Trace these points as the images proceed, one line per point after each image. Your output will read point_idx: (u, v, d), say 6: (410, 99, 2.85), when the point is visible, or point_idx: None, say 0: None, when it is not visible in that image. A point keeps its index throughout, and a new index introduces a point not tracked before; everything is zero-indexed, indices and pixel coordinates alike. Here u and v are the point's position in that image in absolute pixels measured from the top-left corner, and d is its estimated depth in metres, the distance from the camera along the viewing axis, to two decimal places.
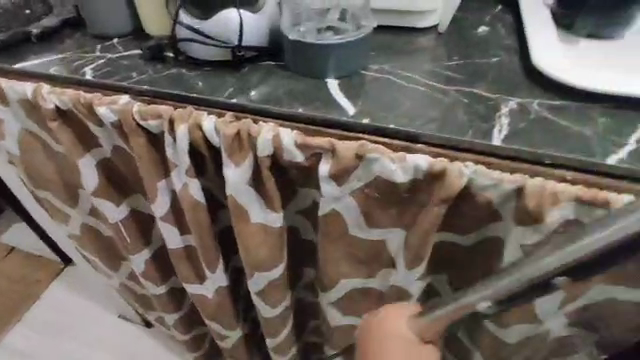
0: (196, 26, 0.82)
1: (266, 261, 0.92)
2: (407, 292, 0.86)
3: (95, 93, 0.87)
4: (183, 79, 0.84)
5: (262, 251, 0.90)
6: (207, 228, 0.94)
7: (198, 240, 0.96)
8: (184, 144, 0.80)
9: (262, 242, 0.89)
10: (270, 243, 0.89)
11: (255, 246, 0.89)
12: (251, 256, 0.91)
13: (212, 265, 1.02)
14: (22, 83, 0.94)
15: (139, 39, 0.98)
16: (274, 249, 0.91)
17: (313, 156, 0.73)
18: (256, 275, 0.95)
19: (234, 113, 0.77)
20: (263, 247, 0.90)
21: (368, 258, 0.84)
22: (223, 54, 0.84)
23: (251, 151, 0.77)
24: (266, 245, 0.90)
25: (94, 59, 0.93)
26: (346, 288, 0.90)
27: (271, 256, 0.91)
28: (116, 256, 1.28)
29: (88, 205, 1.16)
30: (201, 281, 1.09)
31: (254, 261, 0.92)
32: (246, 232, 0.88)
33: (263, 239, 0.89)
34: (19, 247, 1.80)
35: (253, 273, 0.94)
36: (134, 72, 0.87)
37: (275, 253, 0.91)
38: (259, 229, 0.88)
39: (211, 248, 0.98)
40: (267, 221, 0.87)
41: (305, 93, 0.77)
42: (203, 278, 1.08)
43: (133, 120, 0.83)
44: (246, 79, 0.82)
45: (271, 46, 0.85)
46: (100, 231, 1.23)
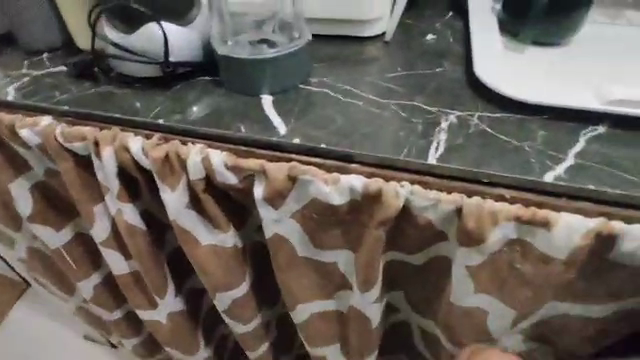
0: (119, 40, 0.78)
1: (225, 281, 0.83)
2: (366, 314, 0.79)
3: (16, 114, 0.81)
4: (112, 98, 0.79)
5: (221, 271, 0.82)
6: (149, 254, 0.87)
7: (143, 263, 0.88)
8: (112, 167, 0.76)
9: (220, 261, 0.81)
10: (227, 263, 0.81)
11: (211, 266, 0.81)
12: (211, 277, 0.82)
13: (160, 291, 0.92)
14: None
15: (69, 53, 0.92)
16: (233, 267, 0.82)
17: (247, 178, 0.69)
18: (220, 296, 0.85)
19: (162, 134, 0.73)
20: (221, 267, 0.82)
21: (321, 280, 0.79)
22: (152, 70, 0.79)
23: (183, 173, 0.73)
24: (223, 264, 0.82)
25: (19, 77, 0.87)
26: (309, 310, 0.82)
27: (232, 275, 0.83)
28: (65, 281, 1.19)
29: (28, 230, 1.08)
30: (154, 308, 0.97)
31: (210, 282, 0.83)
32: (199, 254, 0.80)
33: (220, 258, 0.81)
34: None
35: (217, 293, 0.85)
36: (58, 91, 0.81)
37: (234, 273, 0.83)
38: (213, 250, 0.80)
39: (156, 273, 0.90)
40: (217, 242, 0.80)
41: (237, 110, 0.73)
42: (154, 304, 0.96)
43: (56, 142, 0.78)
44: (179, 97, 0.78)
45: (205, 61, 0.81)
46: (43, 254, 1.13)
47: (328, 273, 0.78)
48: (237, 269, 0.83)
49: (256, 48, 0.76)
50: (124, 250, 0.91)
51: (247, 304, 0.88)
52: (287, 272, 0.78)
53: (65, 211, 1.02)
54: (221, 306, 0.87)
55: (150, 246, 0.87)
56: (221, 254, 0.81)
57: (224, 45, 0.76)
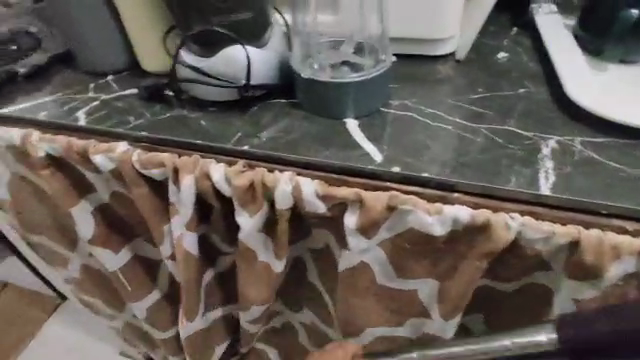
0: (195, 63, 0.75)
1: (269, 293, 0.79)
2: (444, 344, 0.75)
3: (89, 140, 0.80)
4: (187, 123, 0.76)
5: (260, 286, 0.78)
6: (194, 276, 0.83)
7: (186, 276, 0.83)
8: (189, 193, 0.73)
9: (262, 278, 0.77)
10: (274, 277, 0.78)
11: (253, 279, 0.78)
12: (248, 287, 0.79)
13: (190, 314, 0.87)
14: (9, 130, 0.86)
15: (135, 75, 0.91)
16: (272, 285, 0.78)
17: (336, 206, 0.66)
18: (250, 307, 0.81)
19: (246, 161, 0.70)
20: (261, 283, 0.78)
21: (400, 308, 0.74)
22: (230, 93, 0.76)
23: (266, 203, 0.70)
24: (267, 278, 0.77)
25: (87, 100, 0.85)
26: (374, 335, 0.77)
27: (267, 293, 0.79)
28: (114, 302, 1.15)
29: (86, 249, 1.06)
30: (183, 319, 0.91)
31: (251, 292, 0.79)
32: (251, 273, 0.77)
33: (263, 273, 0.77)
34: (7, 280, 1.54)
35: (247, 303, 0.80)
36: (131, 115, 0.79)
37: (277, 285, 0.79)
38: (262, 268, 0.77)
39: (195, 295, 0.86)
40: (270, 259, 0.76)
41: (323, 135, 0.71)
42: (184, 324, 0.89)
43: (133, 168, 0.76)
44: (258, 121, 0.76)
45: (283, 83, 0.79)
46: (98, 273, 1.11)
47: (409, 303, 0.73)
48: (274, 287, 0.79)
49: (339, 69, 0.75)
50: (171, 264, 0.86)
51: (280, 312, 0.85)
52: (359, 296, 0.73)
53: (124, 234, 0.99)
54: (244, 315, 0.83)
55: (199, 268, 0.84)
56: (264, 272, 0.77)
57: (307, 68, 0.74)
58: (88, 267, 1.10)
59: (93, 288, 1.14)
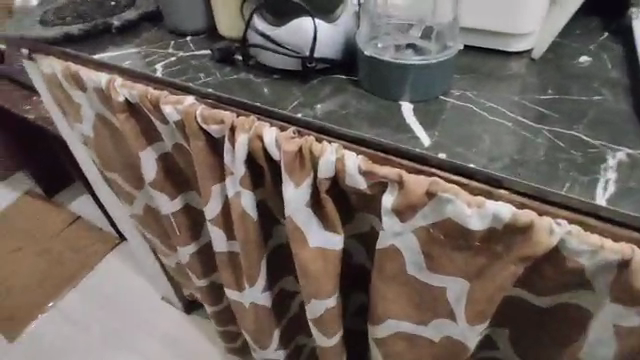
0: (267, 32, 0.78)
1: (322, 284, 0.84)
2: (464, 345, 0.78)
3: (163, 91, 0.86)
4: (250, 87, 0.80)
5: (322, 284, 0.84)
6: (254, 239, 0.89)
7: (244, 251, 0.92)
8: (243, 154, 0.76)
9: (317, 268, 0.82)
10: (328, 267, 0.82)
11: (312, 278, 0.83)
12: (310, 290, 0.85)
13: (251, 279, 0.98)
14: (99, 74, 0.96)
15: (212, 39, 0.98)
16: (329, 285, 0.84)
17: (377, 185, 0.67)
18: (312, 303, 0.88)
19: (297, 128, 0.73)
20: (323, 279, 0.83)
21: (424, 304, 0.78)
22: (293, 63, 0.79)
23: (312, 171, 0.72)
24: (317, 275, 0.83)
25: (166, 55, 0.93)
26: (396, 328, 0.82)
27: (327, 290, 0.85)
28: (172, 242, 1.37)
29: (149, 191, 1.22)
30: (239, 290, 1.07)
31: (307, 278, 0.83)
32: (301, 253, 0.80)
33: (322, 270, 0.82)
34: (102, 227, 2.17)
35: (310, 300, 0.88)
36: (202, 73, 0.85)
37: (331, 276, 0.84)
38: (317, 268, 0.82)
39: (254, 262, 0.94)
40: (324, 245, 0.80)
41: (376, 115, 0.72)
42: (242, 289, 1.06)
43: (195, 121, 0.81)
44: (315, 93, 0.78)
45: (345, 60, 0.80)
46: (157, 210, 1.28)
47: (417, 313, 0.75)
48: (331, 285, 0.85)
49: (402, 52, 0.74)
50: (229, 232, 0.97)
51: (333, 317, 0.91)
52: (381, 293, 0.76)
53: (183, 185, 1.09)
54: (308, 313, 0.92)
55: (258, 232, 0.89)
56: (328, 272, 0.82)
57: (371, 47, 0.75)
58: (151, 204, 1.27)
59: (157, 227, 1.34)
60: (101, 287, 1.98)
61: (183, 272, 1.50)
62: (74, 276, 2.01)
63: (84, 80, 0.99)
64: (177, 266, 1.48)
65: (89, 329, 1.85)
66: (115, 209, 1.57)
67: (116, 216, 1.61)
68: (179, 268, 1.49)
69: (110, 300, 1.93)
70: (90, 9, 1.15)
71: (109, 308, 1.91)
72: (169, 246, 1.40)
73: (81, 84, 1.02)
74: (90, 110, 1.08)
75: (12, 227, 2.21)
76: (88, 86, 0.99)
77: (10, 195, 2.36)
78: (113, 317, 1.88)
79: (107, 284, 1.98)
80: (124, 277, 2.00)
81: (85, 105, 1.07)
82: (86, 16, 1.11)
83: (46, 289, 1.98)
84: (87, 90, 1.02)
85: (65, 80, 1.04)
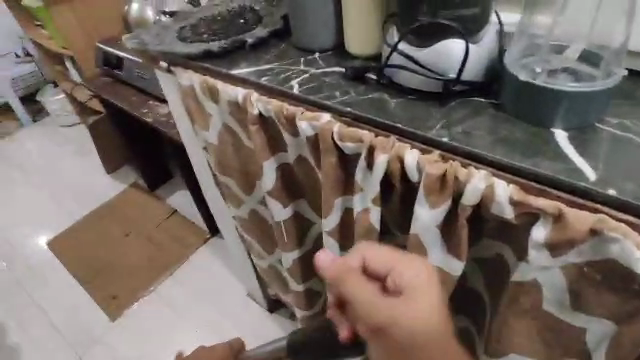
0: (411, 53, 0.79)
1: None
2: None
3: (298, 107, 0.91)
4: (384, 106, 0.82)
5: None
6: None
7: None
8: (379, 174, 0.78)
9: None
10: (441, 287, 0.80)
11: None
12: None
13: None
14: (236, 88, 1.04)
15: (339, 56, 1.02)
16: None
17: (525, 215, 0.65)
18: None
19: (440, 152, 0.73)
20: None
21: (556, 341, 0.75)
22: (434, 85, 0.79)
23: (451, 196, 0.71)
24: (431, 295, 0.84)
25: (299, 73, 0.98)
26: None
27: None
28: (273, 244, 1.45)
29: (261, 195, 1.30)
30: None
31: None
32: None
33: None
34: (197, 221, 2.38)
35: None
36: (337, 91, 0.89)
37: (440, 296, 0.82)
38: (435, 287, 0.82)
39: None
40: (446, 266, 0.79)
41: (525, 142, 0.69)
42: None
43: (330, 139, 0.84)
44: (455, 115, 0.77)
45: (485, 82, 0.79)
46: (264, 214, 1.36)
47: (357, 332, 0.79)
48: None
49: (558, 76, 0.71)
50: (343, 242, 1.00)
51: None
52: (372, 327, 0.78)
53: (296, 194, 1.14)
54: None
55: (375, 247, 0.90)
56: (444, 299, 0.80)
57: (523, 70, 0.72)
58: (259, 208, 1.36)
59: (260, 230, 1.42)
60: (195, 278, 2.14)
61: (277, 274, 1.57)
62: (174, 265, 2.20)
63: (221, 93, 1.08)
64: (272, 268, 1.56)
65: (185, 316, 2.01)
66: (220, 208, 1.69)
67: (220, 215, 1.73)
68: (273, 270, 1.57)
69: (201, 291, 2.08)
70: (222, 26, 1.26)
71: (199, 299, 2.06)
72: (269, 249, 1.48)
73: (216, 96, 1.11)
74: (219, 120, 1.17)
75: (123, 216, 2.48)
76: (224, 99, 1.08)
77: (122, 186, 2.65)
78: (203, 306, 2.03)
79: (200, 276, 2.14)
80: (215, 271, 2.15)
81: (216, 114, 1.16)
82: (220, 34, 1.21)
83: (149, 274, 2.19)
84: (221, 102, 1.10)
85: (202, 92, 1.14)
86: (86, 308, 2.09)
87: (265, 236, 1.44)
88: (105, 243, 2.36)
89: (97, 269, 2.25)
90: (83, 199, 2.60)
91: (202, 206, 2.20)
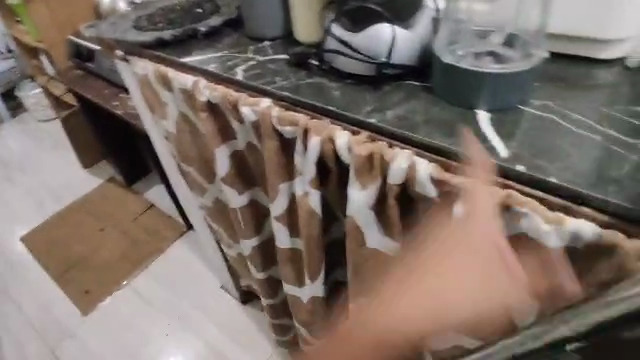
0: (345, 38, 0.80)
1: (373, 285, 0.85)
2: None
3: (242, 93, 0.92)
4: (322, 91, 0.83)
5: (371, 284, 0.85)
6: (317, 237, 0.92)
7: (306, 248, 0.95)
8: (314, 156, 0.79)
9: (371, 271, 0.83)
10: (381, 268, 0.83)
11: (362, 276, 0.85)
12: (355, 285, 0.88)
13: (314, 275, 1.02)
14: (186, 76, 1.04)
15: (288, 44, 1.03)
16: (377, 286, 0.85)
17: (447, 194, 0.68)
18: (360, 300, 0.90)
19: (369, 133, 0.74)
20: (371, 282, 0.85)
21: None
22: (368, 69, 0.81)
23: (379, 177, 0.73)
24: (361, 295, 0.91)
25: (245, 60, 0.99)
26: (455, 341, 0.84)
27: (377, 290, 0.86)
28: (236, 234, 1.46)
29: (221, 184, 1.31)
30: (298, 285, 1.12)
31: (359, 280, 0.86)
32: (359, 254, 0.83)
33: (374, 273, 0.83)
34: (172, 215, 2.38)
35: (357, 297, 0.90)
36: (278, 77, 0.90)
37: (383, 278, 0.84)
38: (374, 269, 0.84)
39: (316, 260, 0.97)
40: (383, 248, 0.80)
41: (449, 123, 0.72)
42: (302, 283, 1.11)
43: (270, 124, 0.85)
44: (387, 98, 0.79)
45: (418, 66, 0.81)
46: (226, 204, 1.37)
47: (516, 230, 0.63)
48: (380, 287, 0.85)
49: (481, 60, 0.73)
50: (292, 228, 1.01)
51: None
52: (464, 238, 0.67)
53: (252, 182, 1.15)
54: (352, 308, 0.93)
55: (320, 231, 0.91)
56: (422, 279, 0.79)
57: (449, 54, 0.74)
58: (221, 198, 1.37)
59: (223, 219, 1.44)
60: (171, 272, 2.14)
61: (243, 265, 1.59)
62: (147, 257, 2.21)
63: (172, 81, 1.08)
64: (238, 258, 1.57)
65: (158, 310, 2.00)
66: (188, 200, 1.69)
67: (188, 207, 1.73)
68: (239, 260, 1.58)
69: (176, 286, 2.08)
70: (179, 15, 1.26)
71: (174, 294, 2.05)
72: (233, 239, 1.49)
73: (169, 84, 1.11)
74: (174, 109, 1.17)
75: (97, 210, 2.47)
76: (176, 87, 1.08)
77: (96, 180, 2.64)
78: (178, 301, 2.02)
79: (176, 271, 2.14)
80: (192, 266, 2.15)
81: (171, 103, 1.16)
82: (176, 22, 1.21)
83: (122, 267, 2.18)
84: (174, 90, 1.10)
85: (156, 80, 1.14)
86: (58, 303, 2.07)
87: (229, 226, 1.45)
88: (79, 237, 2.35)
89: (69, 263, 2.23)
90: (57, 194, 2.58)
91: (175, 199, 2.20)
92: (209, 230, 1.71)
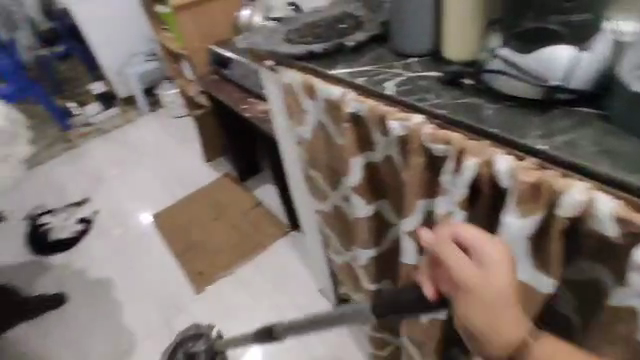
0: (514, 59, 0.78)
1: None
2: None
3: (391, 108, 0.94)
4: (479, 111, 0.82)
5: None
6: None
7: None
8: (468, 178, 0.78)
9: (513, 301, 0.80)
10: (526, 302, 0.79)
11: None
12: None
13: None
14: (334, 87, 1.10)
15: (436, 61, 1.04)
16: None
17: (629, 235, 0.62)
18: None
19: (538, 160, 0.71)
20: None
21: None
22: (535, 92, 0.77)
23: (544, 208, 0.69)
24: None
25: (394, 75, 1.02)
26: None
27: None
28: (349, 242, 1.50)
29: (343, 192, 1.35)
30: None
31: None
32: None
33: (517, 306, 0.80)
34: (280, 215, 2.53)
35: None
36: (431, 95, 0.91)
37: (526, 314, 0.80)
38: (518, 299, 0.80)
39: None
40: (532, 280, 0.77)
41: (634, 156, 0.66)
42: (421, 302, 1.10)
43: (420, 141, 0.85)
44: (554, 124, 0.75)
45: (593, 91, 0.76)
46: (344, 211, 1.42)
47: (440, 254, 0.67)
48: None
49: None
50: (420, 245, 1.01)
51: None
52: (469, 304, 0.62)
53: (378, 194, 1.17)
54: None
55: None
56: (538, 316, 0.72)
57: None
58: (340, 206, 1.42)
59: (338, 226, 1.48)
60: (275, 269, 2.27)
61: (349, 273, 1.61)
62: (255, 250, 2.38)
63: (318, 91, 1.14)
64: (345, 266, 1.61)
65: (261, 302, 2.14)
66: (302, 202, 1.79)
67: (302, 209, 1.82)
68: (345, 268, 1.61)
69: (278, 282, 2.20)
70: (324, 30, 1.35)
71: (274, 290, 2.18)
72: (345, 246, 1.53)
73: (313, 93, 1.18)
74: (313, 117, 1.24)
75: (215, 201, 2.72)
76: (320, 96, 1.14)
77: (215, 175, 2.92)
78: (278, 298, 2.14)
79: (279, 268, 2.27)
80: (295, 266, 2.26)
81: (310, 112, 1.24)
82: (322, 37, 1.30)
83: (232, 256, 2.37)
84: (318, 99, 1.17)
85: (301, 90, 1.22)
86: (176, 280, 2.33)
87: (343, 233, 1.50)
88: (199, 222, 2.61)
89: (187, 245, 2.49)
90: (185, 183, 2.92)
91: (285, 200, 2.33)
92: (318, 233, 1.78)
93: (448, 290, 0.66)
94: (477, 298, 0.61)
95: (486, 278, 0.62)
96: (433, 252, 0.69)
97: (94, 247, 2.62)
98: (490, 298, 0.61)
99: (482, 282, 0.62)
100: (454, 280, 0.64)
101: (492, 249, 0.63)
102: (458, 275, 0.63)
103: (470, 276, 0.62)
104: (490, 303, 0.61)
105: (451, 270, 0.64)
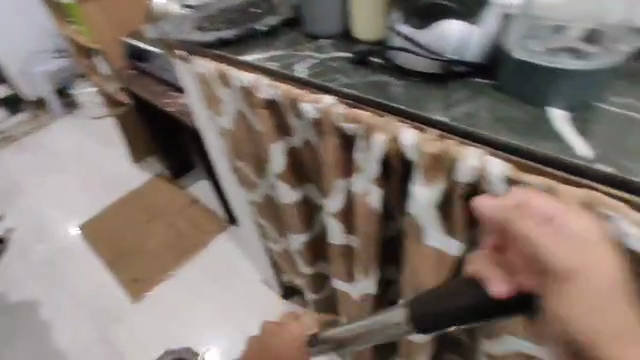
0: (414, 36, 0.83)
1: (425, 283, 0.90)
2: None
3: (303, 90, 0.93)
4: (386, 89, 0.84)
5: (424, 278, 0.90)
6: (373, 234, 0.95)
7: (362, 243, 0.98)
8: (377, 155, 0.80)
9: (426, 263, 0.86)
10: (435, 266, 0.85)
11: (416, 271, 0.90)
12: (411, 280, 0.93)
13: (366, 270, 1.05)
14: (249, 74, 1.05)
15: (346, 42, 1.04)
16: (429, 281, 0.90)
17: None
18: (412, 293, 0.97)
19: (439, 132, 0.74)
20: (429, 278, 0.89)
21: None
22: (434, 67, 0.82)
23: (445, 175, 0.73)
24: None
25: (306, 57, 1.01)
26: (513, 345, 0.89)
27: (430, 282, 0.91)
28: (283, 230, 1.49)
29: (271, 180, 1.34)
30: (349, 281, 1.15)
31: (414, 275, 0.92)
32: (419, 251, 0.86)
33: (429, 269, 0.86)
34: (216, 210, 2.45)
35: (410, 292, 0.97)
36: (340, 75, 0.91)
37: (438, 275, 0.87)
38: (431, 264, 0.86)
39: (372, 255, 1.01)
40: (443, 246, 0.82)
41: (520, 121, 0.71)
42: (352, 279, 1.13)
43: (332, 123, 0.87)
44: (453, 95, 0.79)
45: (486, 63, 0.81)
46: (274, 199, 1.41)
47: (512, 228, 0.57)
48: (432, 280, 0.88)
49: (555, 55, 0.71)
50: (346, 224, 1.03)
51: None
52: (572, 296, 0.50)
53: (303, 179, 1.17)
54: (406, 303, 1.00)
55: (377, 228, 0.94)
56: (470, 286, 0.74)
57: (522, 51, 0.73)
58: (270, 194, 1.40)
59: (271, 214, 1.47)
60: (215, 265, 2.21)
61: (287, 259, 1.62)
62: (193, 249, 2.29)
63: (232, 78, 1.10)
64: (283, 254, 1.61)
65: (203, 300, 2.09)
66: (235, 195, 1.74)
67: (235, 202, 1.78)
68: (283, 255, 1.61)
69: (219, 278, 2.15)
70: (235, 15, 1.30)
71: (216, 285, 2.13)
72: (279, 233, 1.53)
73: (227, 80, 1.13)
74: (231, 106, 1.20)
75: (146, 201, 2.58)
76: (235, 84, 1.10)
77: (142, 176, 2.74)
78: (221, 294, 2.09)
79: (220, 263, 2.21)
80: (235, 259, 2.21)
81: (227, 100, 1.19)
82: (234, 22, 1.25)
83: (169, 259, 2.26)
84: (233, 87, 1.13)
85: (215, 78, 1.17)
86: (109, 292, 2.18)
87: (276, 221, 1.49)
88: (130, 225, 2.46)
89: (118, 252, 2.33)
90: (109, 188, 2.71)
91: (220, 195, 2.26)
92: (254, 224, 1.75)
93: (533, 286, 0.54)
94: (581, 288, 0.49)
95: (589, 261, 0.51)
96: (496, 225, 0.60)
97: (9, 268, 2.36)
98: (596, 290, 0.49)
99: (592, 261, 0.51)
100: (562, 273, 0.51)
101: (580, 229, 0.53)
102: (548, 254, 0.53)
103: (560, 253, 0.52)
104: (593, 293, 0.49)
105: (536, 247, 0.54)
